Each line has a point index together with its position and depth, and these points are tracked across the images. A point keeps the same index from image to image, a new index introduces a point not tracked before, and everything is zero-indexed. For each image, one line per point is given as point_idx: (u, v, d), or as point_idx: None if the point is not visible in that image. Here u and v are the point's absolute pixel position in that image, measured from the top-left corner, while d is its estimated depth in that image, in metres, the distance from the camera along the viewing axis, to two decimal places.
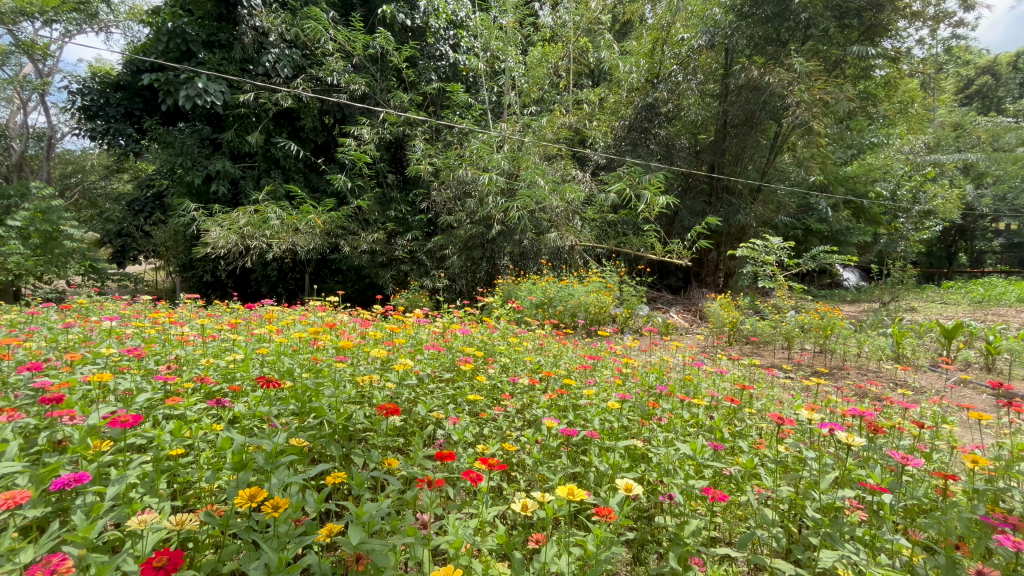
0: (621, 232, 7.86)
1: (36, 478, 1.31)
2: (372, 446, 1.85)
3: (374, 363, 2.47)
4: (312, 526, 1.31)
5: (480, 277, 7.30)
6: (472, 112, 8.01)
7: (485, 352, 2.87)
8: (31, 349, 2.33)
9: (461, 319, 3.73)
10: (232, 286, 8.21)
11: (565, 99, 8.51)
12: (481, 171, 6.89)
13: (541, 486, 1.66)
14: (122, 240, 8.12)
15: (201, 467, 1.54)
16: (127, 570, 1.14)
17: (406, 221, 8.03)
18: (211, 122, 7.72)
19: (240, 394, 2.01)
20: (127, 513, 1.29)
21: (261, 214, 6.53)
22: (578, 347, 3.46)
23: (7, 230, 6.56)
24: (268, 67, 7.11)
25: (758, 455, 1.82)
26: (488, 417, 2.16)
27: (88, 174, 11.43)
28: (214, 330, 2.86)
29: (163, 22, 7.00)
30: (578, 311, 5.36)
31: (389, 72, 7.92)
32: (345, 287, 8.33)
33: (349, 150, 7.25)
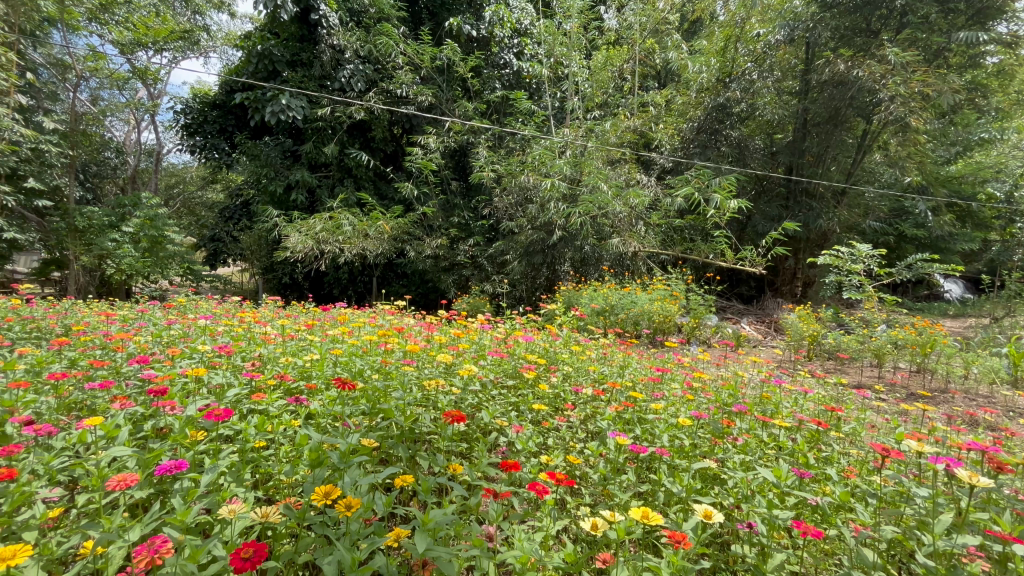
0: (687, 238, 7.59)
1: (143, 463, 1.45)
2: (436, 450, 1.88)
3: (439, 367, 2.52)
4: (382, 528, 1.34)
5: (539, 283, 7.33)
6: (534, 118, 8.06)
7: (547, 360, 2.85)
8: (140, 343, 2.59)
9: (523, 325, 3.74)
10: (308, 288, 8.77)
11: (629, 102, 8.34)
12: (543, 176, 6.85)
13: (608, 502, 1.61)
14: (214, 244, 8.91)
15: (280, 460, 1.63)
16: (219, 555, 1.23)
17: (469, 227, 8.22)
18: (293, 135, 8.31)
19: (316, 393, 2.12)
20: (218, 500, 1.39)
21: (336, 221, 6.91)
22: (643, 358, 3.34)
23: (122, 236, 7.40)
24: (344, 82, 7.55)
25: (850, 486, 1.66)
26: (551, 427, 2.13)
27: (188, 184, 12.70)
28: (293, 330, 3.06)
29: (254, 45, 7.64)
30: (641, 319, 5.21)
31: (455, 82, 8.15)
32: (410, 290, 8.65)
33: (416, 158, 7.52)
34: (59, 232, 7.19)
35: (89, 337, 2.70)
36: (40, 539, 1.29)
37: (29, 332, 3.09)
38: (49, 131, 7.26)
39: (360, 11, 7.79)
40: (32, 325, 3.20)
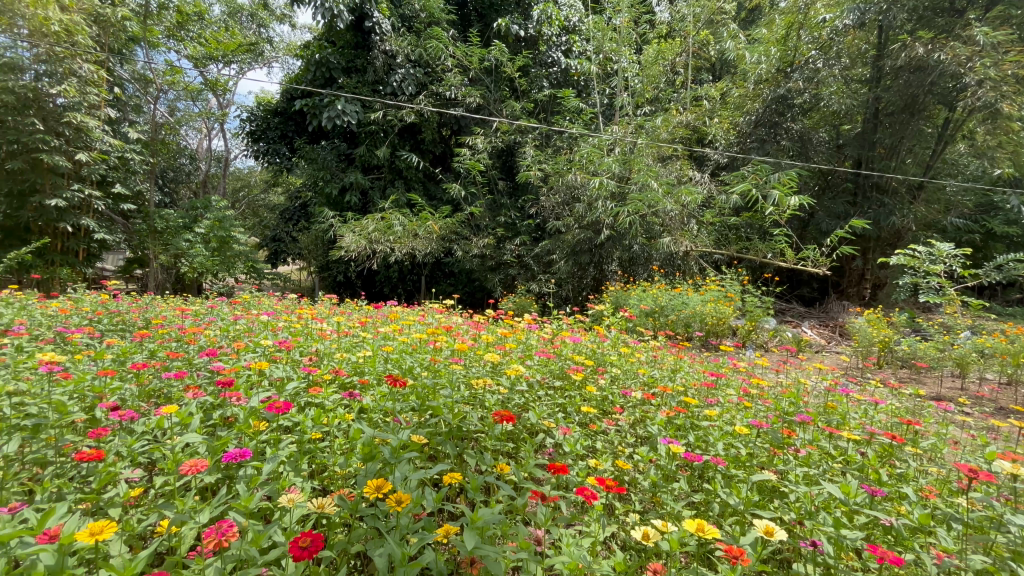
0: (743, 236, 7.26)
1: (212, 448, 1.55)
2: (483, 448, 1.90)
3: (486, 366, 2.54)
4: (431, 524, 1.37)
5: (586, 283, 7.28)
6: (582, 116, 7.97)
7: (595, 362, 2.80)
8: (210, 336, 2.78)
9: (570, 326, 3.70)
10: (360, 286, 9.10)
11: (681, 96, 8.08)
12: (591, 175, 6.74)
13: (658, 511, 1.57)
14: (276, 244, 9.42)
15: (335, 452, 1.69)
16: (278, 541, 1.29)
17: (515, 226, 8.25)
18: (347, 139, 8.64)
19: (368, 388, 2.19)
20: (279, 488, 1.46)
21: (387, 221, 7.13)
22: (696, 362, 3.22)
23: (195, 237, 7.99)
24: (395, 87, 7.77)
25: (930, 508, 1.53)
26: (599, 430, 2.09)
27: (252, 188, 13.51)
28: (347, 327, 3.18)
29: (312, 54, 8.02)
30: (692, 321, 5.03)
31: (503, 82, 8.21)
32: (458, 289, 8.80)
33: (464, 159, 7.62)
34: (141, 233, 7.84)
35: (166, 331, 2.92)
36: (123, 515, 1.41)
37: (115, 324, 3.38)
38: (134, 141, 7.92)
39: (412, 16, 8.00)
40: (118, 318, 3.50)
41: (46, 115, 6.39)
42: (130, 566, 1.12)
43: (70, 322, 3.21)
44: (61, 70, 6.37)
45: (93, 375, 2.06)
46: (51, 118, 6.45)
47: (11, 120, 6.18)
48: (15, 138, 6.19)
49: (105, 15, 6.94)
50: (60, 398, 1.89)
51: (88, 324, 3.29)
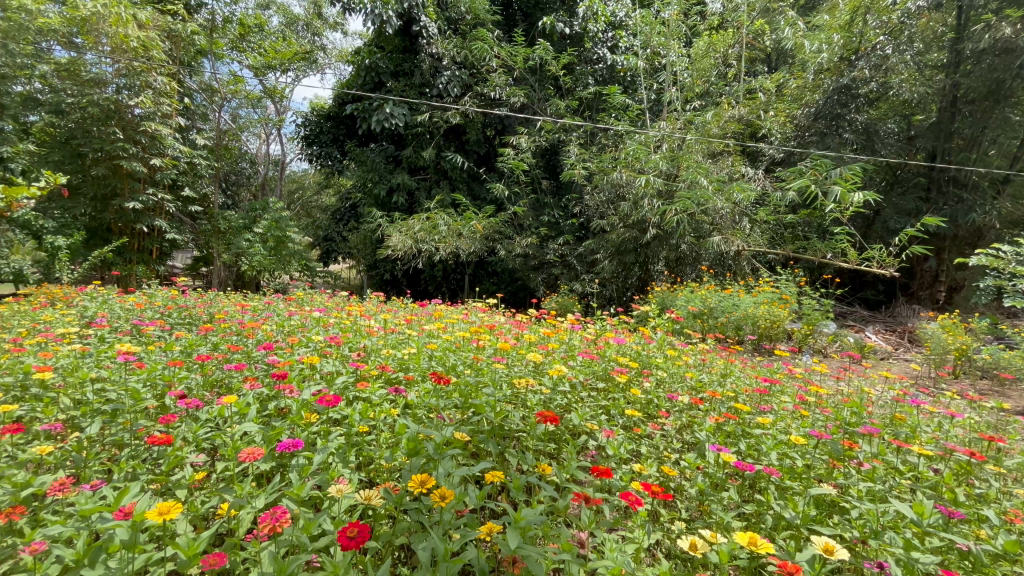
0: (801, 235, 6.89)
1: (268, 437, 1.64)
2: (525, 448, 1.90)
3: (528, 365, 2.53)
4: (473, 521, 1.38)
5: (631, 283, 7.16)
6: (629, 113, 7.80)
7: (640, 364, 2.73)
8: (267, 331, 2.92)
9: (614, 326, 3.64)
10: (406, 284, 9.33)
11: (734, 89, 7.76)
12: (637, 172, 6.59)
13: (705, 521, 1.51)
14: (327, 243, 9.82)
15: (381, 446, 1.74)
16: (327, 529, 1.34)
17: (559, 226, 8.21)
18: (395, 142, 8.86)
19: (413, 384, 2.23)
20: (328, 478, 1.52)
21: (433, 221, 7.25)
22: (748, 366, 3.08)
23: (254, 237, 8.46)
24: (441, 88, 7.90)
25: (1016, 535, 1.39)
26: (644, 433, 2.04)
27: (306, 189, 14.14)
28: (394, 325, 3.27)
29: (363, 60, 8.31)
30: (743, 323, 4.85)
31: (547, 81, 8.20)
32: (501, 288, 8.87)
33: (508, 159, 7.65)
34: (207, 233, 8.39)
35: (228, 325, 3.10)
36: (188, 496, 1.51)
37: (183, 319, 3.63)
38: (200, 147, 8.48)
39: (457, 19, 8.12)
40: (186, 312, 3.76)
41: (126, 125, 6.88)
42: (194, 545, 1.20)
43: (145, 316, 3.48)
44: (139, 83, 6.89)
45: (163, 366, 2.22)
46: (130, 127, 6.95)
47: (95, 130, 6.71)
48: (99, 147, 6.71)
49: (176, 30, 7.50)
50: (136, 386, 2.05)
51: (160, 318, 3.55)
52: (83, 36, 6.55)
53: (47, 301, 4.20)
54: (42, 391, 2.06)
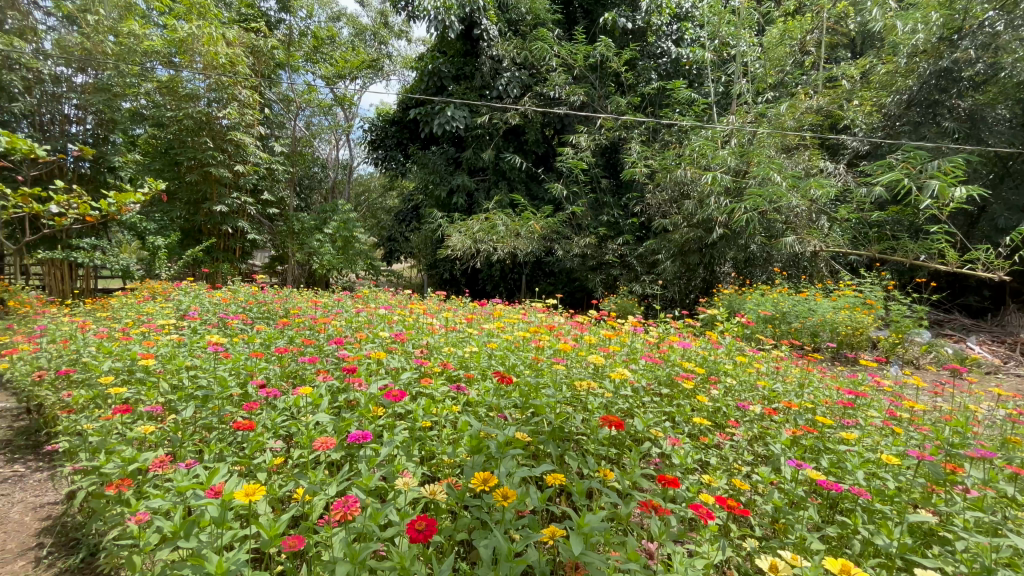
0: (889, 235, 6.27)
1: (339, 428, 1.72)
2: (586, 452, 1.86)
3: (588, 368, 2.48)
4: (534, 523, 1.36)
5: (694, 285, 6.91)
6: (694, 107, 7.54)
7: (707, 370, 2.60)
8: (336, 327, 3.08)
9: (679, 329, 3.51)
10: (465, 284, 9.51)
11: (812, 78, 7.27)
12: (703, 169, 6.32)
13: (781, 540, 1.41)
14: (391, 243, 10.22)
15: (443, 442, 1.77)
16: (393, 520, 1.38)
17: (618, 225, 8.06)
18: (455, 144, 9.05)
19: (474, 382, 2.26)
20: (394, 471, 1.57)
21: (491, 221, 7.34)
22: (828, 376, 2.86)
23: (324, 238, 9.00)
24: (501, 90, 7.96)
25: None
26: (711, 443, 1.95)
27: (372, 192, 14.80)
28: (454, 324, 3.34)
29: (426, 66, 8.58)
30: (821, 330, 4.54)
31: (608, 78, 8.06)
32: (558, 288, 8.84)
33: (567, 158, 7.58)
34: (283, 234, 8.98)
35: (302, 320, 3.30)
36: (267, 479, 1.62)
37: (262, 313, 3.92)
38: (278, 154, 9.10)
39: (518, 20, 8.16)
40: (265, 307, 4.05)
41: (215, 135, 7.50)
42: (274, 526, 1.28)
43: (230, 310, 3.79)
44: (226, 96, 7.48)
45: (246, 356, 2.41)
46: (218, 137, 7.58)
47: (189, 141, 7.34)
48: (192, 156, 7.32)
49: (259, 47, 8.12)
50: (223, 374, 2.23)
51: (242, 312, 3.85)
52: (181, 57, 7.29)
53: (149, 295, 4.69)
54: (145, 375, 2.30)
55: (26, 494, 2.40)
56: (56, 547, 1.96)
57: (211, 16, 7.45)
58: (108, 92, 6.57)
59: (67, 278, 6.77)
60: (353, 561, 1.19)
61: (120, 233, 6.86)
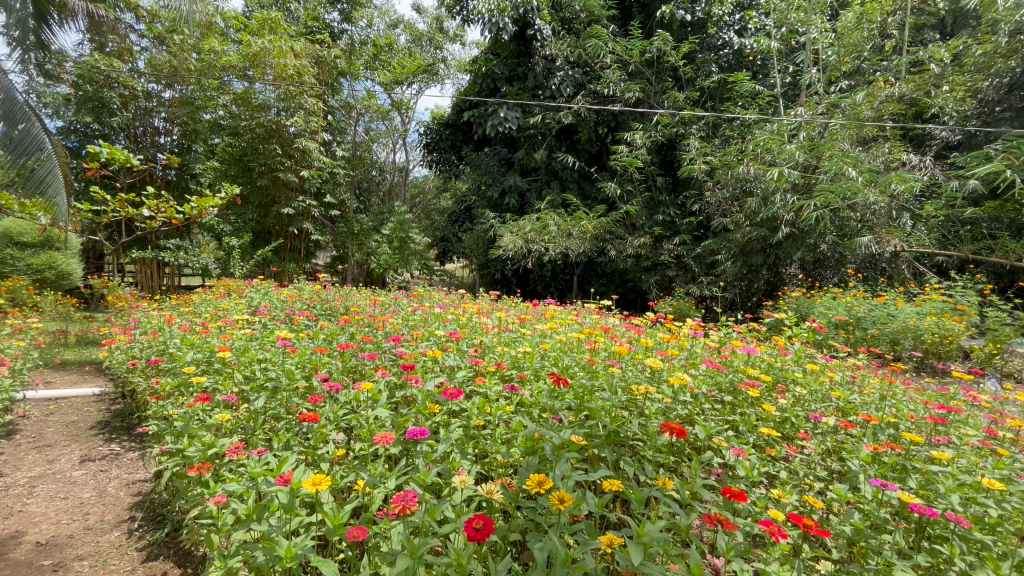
0: (985, 235, 5.64)
1: (397, 423, 1.76)
2: (644, 458, 1.80)
3: (645, 371, 2.41)
4: (591, 529, 1.33)
5: (758, 287, 6.68)
6: (758, 100, 7.19)
7: (773, 378, 2.45)
8: (393, 325, 3.18)
9: (742, 334, 3.33)
10: (516, 283, 9.54)
11: (894, 64, 6.70)
12: (768, 165, 6.00)
13: (863, 566, 1.30)
14: (445, 244, 10.43)
15: (497, 441, 1.77)
16: (449, 516, 1.39)
17: (675, 225, 7.81)
18: (508, 145, 9.11)
19: (527, 383, 2.25)
20: (450, 468, 1.59)
21: (543, 221, 7.33)
22: (912, 388, 2.62)
23: (381, 238, 9.34)
24: (554, 89, 7.92)
25: None
26: (779, 455, 1.84)
27: (427, 194, 15.20)
28: (508, 324, 3.36)
29: (480, 68, 8.68)
30: (902, 337, 4.19)
31: (665, 73, 7.80)
32: (612, 289, 8.81)
33: (621, 157, 7.42)
34: (344, 235, 9.39)
35: (362, 317, 3.43)
36: (330, 470, 1.69)
37: (325, 310, 4.12)
38: (340, 158, 9.52)
39: (572, 18, 8.08)
40: (327, 305, 4.23)
41: (283, 142, 7.92)
42: (338, 515, 1.33)
43: (296, 306, 4.01)
44: (293, 105, 7.91)
45: (311, 351, 2.53)
46: (287, 144, 7.99)
47: (261, 149, 7.82)
48: (263, 162, 7.81)
49: (323, 56, 8.59)
50: (290, 367, 2.35)
51: (307, 309, 4.05)
52: (254, 70, 7.75)
53: (225, 292, 5.05)
54: (222, 366, 2.48)
55: (121, 471, 2.65)
56: (145, 521, 2.15)
57: (280, 30, 7.93)
58: (191, 105, 7.31)
59: (156, 276, 7.49)
60: (412, 556, 1.20)
61: (201, 234, 7.47)
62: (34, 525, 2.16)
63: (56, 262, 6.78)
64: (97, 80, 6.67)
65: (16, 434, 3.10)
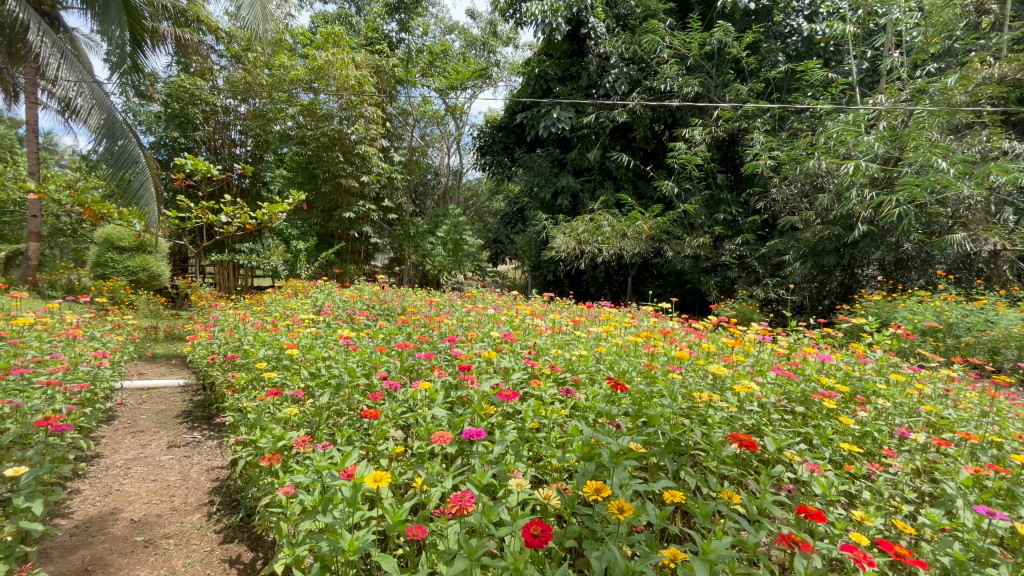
0: None
1: (453, 423, 1.78)
2: (707, 469, 1.71)
3: (707, 378, 2.30)
4: (652, 542, 1.28)
5: (830, 290, 6.30)
6: (831, 89, 6.72)
7: (851, 389, 2.26)
8: (448, 325, 3.24)
9: (813, 340, 3.11)
10: (568, 285, 9.45)
11: (993, 42, 6.03)
12: (842, 159, 5.58)
13: None
14: (497, 245, 10.51)
15: (552, 445, 1.75)
16: (504, 519, 1.38)
17: (736, 224, 7.46)
18: (560, 145, 9.05)
19: (582, 386, 2.21)
20: (506, 470, 1.59)
21: (596, 221, 7.22)
22: (1019, 405, 2.33)
23: (436, 241, 9.57)
24: (608, 87, 7.78)
25: None
26: (860, 473, 1.69)
27: (480, 196, 15.40)
28: (562, 326, 3.33)
29: (533, 69, 8.69)
30: (1004, 346, 3.75)
31: (727, 66, 7.46)
32: (668, 292, 8.56)
33: (679, 154, 7.16)
34: (401, 238, 9.71)
35: (418, 318, 3.52)
36: (389, 466, 1.74)
37: (384, 310, 4.27)
38: (397, 163, 9.85)
39: (627, 14, 7.96)
40: (385, 305, 4.39)
41: (345, 150, 8.17)
42: (398, 512, 1.36)
43: (357, 306, 4.18)
44: (355, 113, 8.18)
45: (371, 349, 2.62)
46: (348, 151, 8.25)
47: (325, 157, 8.11)
48: (327, 170, 8.10)
49: (381, 66, 8.93)
50: (352, 364, 2.45)
51: (367, 309, 4.22)
52: (319, 82, 8.10)
53: (293, 292, 5.36)
54: (291, 362, 2.62)
55: (202, 457, 2.87)
56: (223, 505, 2.31)
57: (343, 42, 8.30)
58: (263, 118, 7.99)
59: (232, 277, 8.10)
60: (469, 557, 1.20)
61: (271, 238, 7.97)
62: (129, 503, 2.37)
63: (149, 264, 7.47)
64: (184, 98, 7.40)
65: (115, 420, 3.43)
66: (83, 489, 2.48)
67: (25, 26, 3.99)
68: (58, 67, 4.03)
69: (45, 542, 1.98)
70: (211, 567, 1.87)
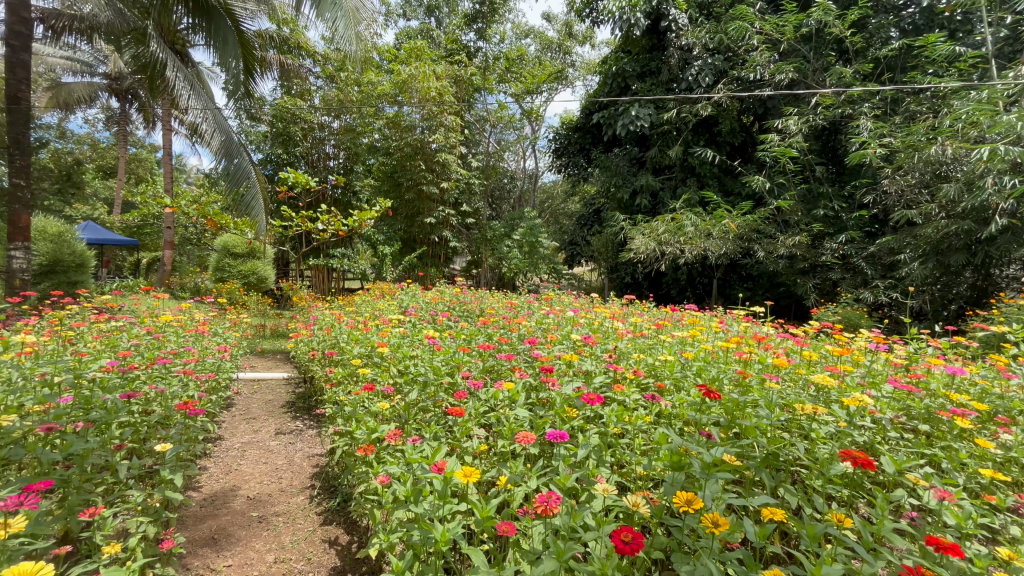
0: None
1: (537, 424, 1.79)
2: (812, 487, 1.57)
3: (808, 388, 2.12)
4: (750, 561, 1.19)
5: (958, 293, 5.46)
6: (958, 65, 5.92)
7: (988, 408, 1.97)
8: (527, 327, 3.28)
9: (938, 349, 2.75)
10: (647, 287, 9.13)
11: None
12: (972, 143, 4.88)
13: None
14: (573, 247, 10.43)
15: (638, 452, 1.70)
16: (590, 524, 1.37)
17: (840, 220, 6.78)
18: (638, 143, 8.80)
19: (668, 392, 2.12)
20: (590, 474, 1.56)
21: (678, 221, 6.91)
22: None
23: (513, 244, 9.70)
24: (691, 80, 7.42)
25: None
26: (1005, 506, 1.46)
27: (555, 198, 15.37)
28: (642, 329, 3.23)
29: (610, 68, 8.54)
30: None
31: (827, 47, 6.81)
32: (759, 295, 7.99)
33: (771, 147, 6.67)
34: (478, 241, 9.98)
35: (497, 319, 3.60)
36: (474, 463, 1.79)
37: (463, 311, 4.42)
38: (475, 169, 10.15)
39: (711, 3, 7.66)
40: (466, 307, 4.54)
41: (427, 158, 8.54)
42: (486, 508, 1.39)
43: (439, 308, 4.37)
44: (435, 122, 8.48)
45: (454, 349, 2.72)
46: (429, 159, 8.61)
47: (409, 165, 8.54)
48: (411, 178, 8.53)
49: (461, 75, 9.26)
50: (438, 363, 2.56)
51: (449, 310, 4.40)
52: (403, 95, 8.49)
53: (381, 293, 5.71)
54: (382, 360, 2.79)
55: (304, 445, 3.15)
56: (322, 490, 2.51)
57: (425, 55, 8.70)
58: (353, 132, 8.63)
59: (326, 279, 8.80)
60: (557, 558, 1.20)
61: (360, 243, 8.52)
62: (245, 482, 2.66)
63: (257, 269, 8.32)
64: (286, 118, 8.18)
65: (233, 407, 3.86)
66: (209, 467, 2.82)
67: (164, 65, 4.52)
68: (188, 97, 4.55)
69: (182, 510, 2.28)
70: (314, 546, 2.04)
